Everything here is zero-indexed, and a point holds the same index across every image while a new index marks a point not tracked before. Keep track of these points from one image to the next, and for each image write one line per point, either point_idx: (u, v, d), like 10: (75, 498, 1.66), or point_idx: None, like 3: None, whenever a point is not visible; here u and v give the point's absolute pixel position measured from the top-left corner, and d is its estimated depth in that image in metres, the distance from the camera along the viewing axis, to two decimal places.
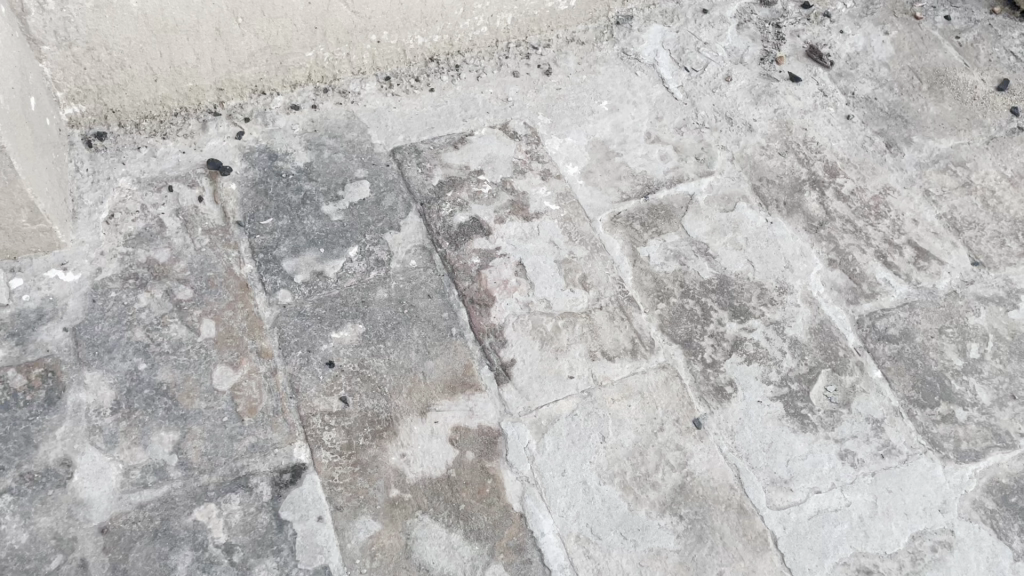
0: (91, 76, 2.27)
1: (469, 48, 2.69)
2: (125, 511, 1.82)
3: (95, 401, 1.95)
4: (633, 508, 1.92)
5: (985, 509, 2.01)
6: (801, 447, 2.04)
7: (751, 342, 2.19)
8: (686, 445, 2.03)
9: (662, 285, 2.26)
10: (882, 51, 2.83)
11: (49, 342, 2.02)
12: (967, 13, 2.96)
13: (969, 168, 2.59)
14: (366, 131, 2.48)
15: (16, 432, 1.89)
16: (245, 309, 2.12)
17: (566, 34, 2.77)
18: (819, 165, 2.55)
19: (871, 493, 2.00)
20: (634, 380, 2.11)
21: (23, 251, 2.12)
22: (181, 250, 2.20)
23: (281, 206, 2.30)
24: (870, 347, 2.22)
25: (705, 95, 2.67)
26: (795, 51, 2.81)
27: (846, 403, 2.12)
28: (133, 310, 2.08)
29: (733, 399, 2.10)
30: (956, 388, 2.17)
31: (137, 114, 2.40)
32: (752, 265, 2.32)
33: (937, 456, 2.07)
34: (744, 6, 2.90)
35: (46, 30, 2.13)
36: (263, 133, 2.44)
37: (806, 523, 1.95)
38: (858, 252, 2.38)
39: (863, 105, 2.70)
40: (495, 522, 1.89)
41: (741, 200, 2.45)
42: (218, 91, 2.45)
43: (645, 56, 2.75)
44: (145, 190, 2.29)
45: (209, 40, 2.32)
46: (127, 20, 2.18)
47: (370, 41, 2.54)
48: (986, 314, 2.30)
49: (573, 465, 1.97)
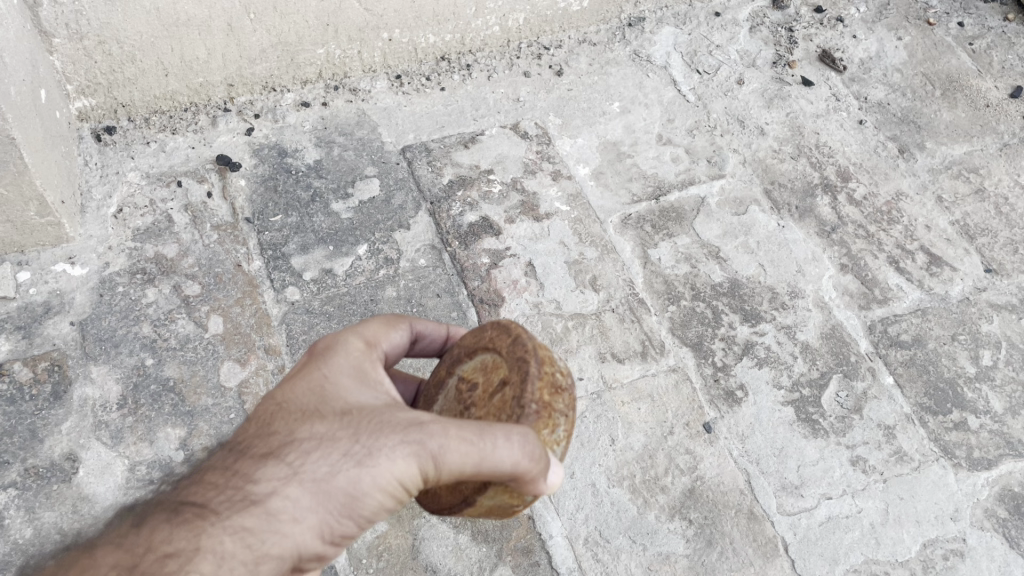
0: (102, 70, 2.26)
1: (480, 48, 2.67)
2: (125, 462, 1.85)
3: (101, 395, 1.94)
4: (643, 512, 1.91)
5: (998, 518, 1.99)
6: (812, 453, 2.03)
7: (763, 346, 2.17)
8: (697, 448, 2.01)
9: (672, 288, 2.25)
10: (895, 56, 2.81)
11: (55, 336, 2.01)
12: (980, 20, 2.95)
13: (982, 175, 2.57)
14: (377, 129, 2.47)
15: (22, 425, 1.88)
16: (253, 305, 2.11)
17: (577, 35, 2.76)
18: (831, 170, 2.53)
19: (883, 500, 1.98)
20: (644, 383, 2.09)
21: (30, 243, 2.11)
22: (190, 246, 2.18)
23: (291, 202, 2.29)
24: (882, 353, 2.20)
25: (718, 98, 2.66)
26: (808, 55, 2.80)
27: (857, 409, 2.10)
28: (141, 305, 2.07)
29: (744, 403, 2.09)
30: (969, 395, 2.16)
31: (147, 108, 2.38)
32: (764, 268, 2.31)
33: (950, 463, 2.05)
34: (757, 9, 2.89)
35: (58, 23, 2.12)
36: (273, 129, 2.43)
37: (818, 529, 1.94)
38: (870, 257, 2.36)
39: (875, 110, 2.68)
40: (503, 525, 1.87)
41: (752, 203, 2.43)
42: (229, 87, 2.44)
43: (656, 58, 2.74)
44: (154, 185, 2.27)
45: (221, 36, 2.31)
46: (140, 13, 2.17)
47: (383, 39, 2.53)
48: (999, 322, 2.29)
49: (582, 467, 1.96)
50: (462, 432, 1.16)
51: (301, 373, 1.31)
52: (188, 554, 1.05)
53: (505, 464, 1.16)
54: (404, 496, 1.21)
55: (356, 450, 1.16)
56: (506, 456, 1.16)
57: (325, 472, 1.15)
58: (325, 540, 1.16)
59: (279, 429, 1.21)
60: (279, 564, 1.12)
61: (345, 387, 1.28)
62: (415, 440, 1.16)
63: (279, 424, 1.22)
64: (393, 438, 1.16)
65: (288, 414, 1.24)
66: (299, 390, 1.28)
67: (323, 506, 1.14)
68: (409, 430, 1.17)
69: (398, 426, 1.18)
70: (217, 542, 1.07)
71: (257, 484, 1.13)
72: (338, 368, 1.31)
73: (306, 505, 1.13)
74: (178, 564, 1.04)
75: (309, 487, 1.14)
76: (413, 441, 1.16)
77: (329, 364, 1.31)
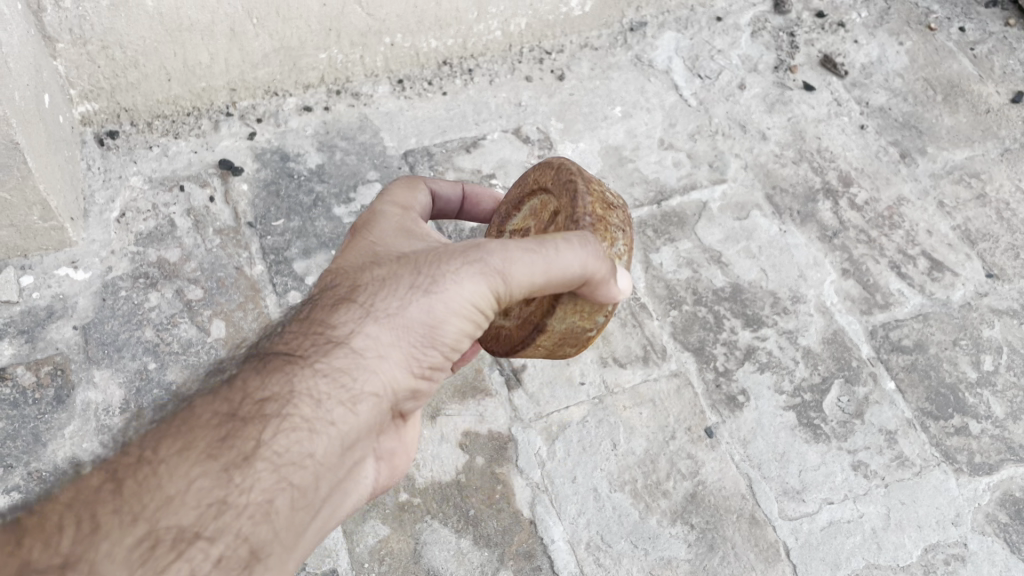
0: (105, 74, 2.27)
1: (482, 52, 2.67)
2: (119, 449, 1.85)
3: (104, 399, 1.95)
4: (645, 516, 1.91)
5: (999, 523, 2.00)
6: (814, 457, 2.03)
7: (764, 351, 2.17)
8: (699, 453, 2.02)
9: (674, 292, 2.25)
10: (896, 61, 2.82)
11: (58, 340, 2.01)
12: (982, 25, 2.95)
13: (983, 180, 2.57)
14: (379, 133, 2.47)
15: (25, 430, 1.89)
16: (256, 309, 2.12)
17: (579, 39, 2.76)
18: (833, 175, 2.54)
19: (884, 505, 1.98)
20: (646, 387, 2.10)
21: (33, 247, 2.11)
22: (192, 250, 2.19)
23: (293, 207, 2.30)
24: (884, 358, 2.20)
25: (719, 103, 2.66)
26: (809, 60, 2.80)
27: (859, 414, 2.11)
28: (143, 309, 2.08)
29: (746, 408, 2.09)
30: (970, 400, 2.16)
31: (149, 113, 2.38)
32: (766, 273, 2.31)
33: (951, 468, 2.06)
34: (759, 14, 2.89)
35: (62, 28, 2.14)
36: (276, 133, 2.43)
37: (819, 533, 1.94)
38: (872, 262, 2.37)
39: (877, 115, 2.69)
40: (506, 529, 1.87)
41: (754, 208, 2.44)
42: (231, 92, 2.44)
43: (658, 63, 2.74)
44: (156, 189, 2.28)
45: (223, 41, 2.32)
46: (143, 18, 2.18)
47: (385, 44, 2.53)
48: (1001, 327, 2.29)
49: (584, 472, 1.96)
50: (522, 244, 1.26)
51: (350, 243, 1.40)
52: (286, 397, 1.16)
53: (569, 267, 1.28)
54: (479, 321, 1.31)
55: (423, 277, 1.26)
56: (568, 262, 1.27)
57: (397, 302, 1.25)
58: (414, 371, 1.27)
59: (341, 281, 1.31)
60: (375, 396, 1.22)
61: (397, 242, 1.38)
62: (478, 256, 1.26)
63: (340, 280, 1.32)
64: (456, 259, 1.26)
65: (345, 271, 1.33)
66: (352, 253, 1.38)
67: (404, 334, 1.25)
68: (470, 252, 1.27)
69: (456, 250, 1.27)
70: (308, 384, 1.17)
71: (336, 329, 1.24)
72: (384, 231, 1.41)
73: (388, 336, 1.24)
74: (275, 407, 1.14)
75: (385, 320, 1.24)
76: (475, 260, 1.26)
77: (376, 228, 1.41)
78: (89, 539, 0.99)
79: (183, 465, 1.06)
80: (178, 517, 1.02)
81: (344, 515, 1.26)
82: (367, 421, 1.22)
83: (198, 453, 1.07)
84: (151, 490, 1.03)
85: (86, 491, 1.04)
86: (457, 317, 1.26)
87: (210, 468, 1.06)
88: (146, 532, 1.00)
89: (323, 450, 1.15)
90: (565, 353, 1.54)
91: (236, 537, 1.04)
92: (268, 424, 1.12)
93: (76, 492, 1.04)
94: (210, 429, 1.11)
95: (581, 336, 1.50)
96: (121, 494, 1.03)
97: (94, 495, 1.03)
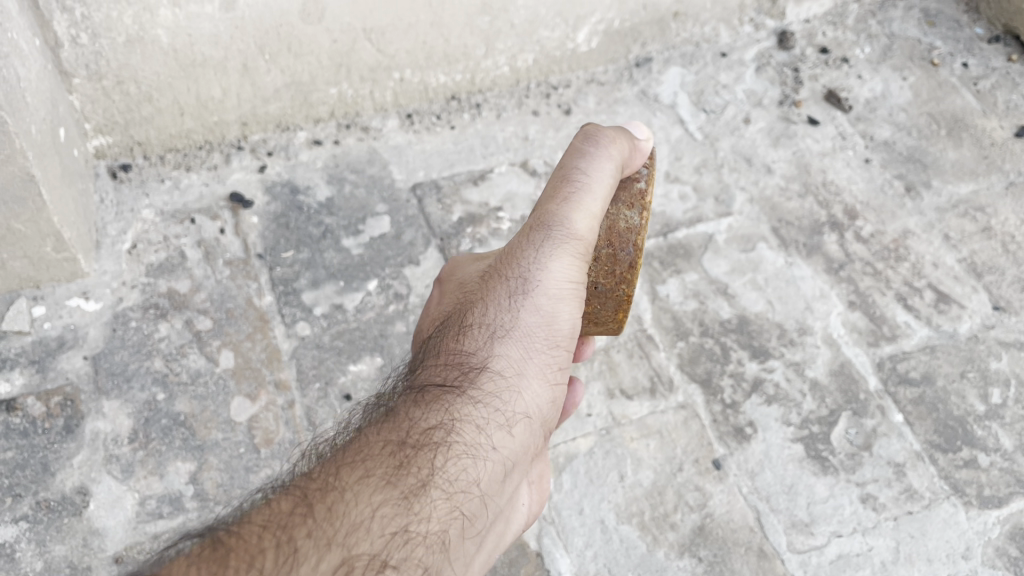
0: (120, 109, 2.30)
1: (490, 87, 2.70)
2: (139, 481, 1.90)
3: (112, 429, 1.96)
4: (652, 549, 1.91)
5: (1009, 557, 1.98)
6: (823, 490, 2.02)
7: (771, 382, 2.17)
8: (706, 485, 2.01)
9: (681, 324, 2.26)
10: (900, 96, 2.84)
11: (69, 370, 2.03)
12: (984, 60, 2.98)
13: (989, 213, 2.58)
14: (387, 166, 2.51)
15: (34, 459, 1.90)
16: (264, 340, 2.14)
17: (586, 74, 2.79)
18: (838, 209, 2.55)
19: (894, 538, 1.97)
20: (653, 419, 2.10)
21: (46, 278, 2.13)
22: (202, 281, 2.21)
23: (302, 239, 2.32)
24: (891, 390, 2.20)
25: (725, 137, 2.69)
26: (813, 95, 2.83)
27: (867, 446, 2.10)
28: (153, 340, 2.09)
29: (753, 440, 2.08)
30: (979, 433, 2.15)
31: (162, 146, 2.41)
32: (773, 305, 2.32)
33: (960, 502, 2.04)
34: (764, 50, 2.93)
35: (78, 64, 2.18)
36: (286, 166, 2.46)
37: (828, 567, 1.93)
38: (879, 294, 2.37)
39: (882, 149, 2.71)
40: (512, 561, 1.87)
41: (760, 240, 2.45)
42: (242, 126, 2.47)
43: (663, 97, 2.78)
44: (168, 221, 2.30)
45: (236, 76, 2.36)
46: (158, 54, 2.22)
47: (394, 79, 2.56)
48: (1008, 358, 2.29)
49: (591, 504, 1.95)
50: (569, 197, 1.34)
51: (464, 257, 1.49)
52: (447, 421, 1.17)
53: (603, 178, 1.36)
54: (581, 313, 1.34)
55: (521, 274, 1.31)
56: (597, 171, 1.36)
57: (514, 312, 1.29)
58: (550, 382, 1.28)
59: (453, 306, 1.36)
60: (522, 419, 1.23)
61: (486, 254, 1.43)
62: (538, 223, 1.34)
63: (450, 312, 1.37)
64: (534, 244, 1.32)
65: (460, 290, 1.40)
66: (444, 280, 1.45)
67: (528, 340, 1.28)
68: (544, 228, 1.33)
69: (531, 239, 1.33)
70: (461, 408, 1.18)
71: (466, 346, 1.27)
72: None
73: (518, 349, 1.27)
74: (436, 432, 1.15)
75: (504, 329, 1.28)
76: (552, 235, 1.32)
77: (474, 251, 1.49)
78: (292, 565, 0.97)
79: (361, 494, 1.06)
80: (368, 544, 1.02)
81: (503, 545, 1.26)
82: (522, 443, 1.23)
83: (375, 484, 1.07)
84: (339, 523, 1.02)
85: (277, 523, 1.03)
86: (565, 304, 1.31)
87: (394, 498, 1.06)
88: (341, 559, 0.99)
89: (486, 476, 1.16)
90: (631, 223, 1.41)
91: (420, 567, 1.03)
92: (438, 451, 1.13)
93: (267, 523, 1.03)
94: (383, 457, 1.11)
95: (634, 192, 1.45)
96: (311, 526, 1.02)
97: (290, 518, 1.03)
